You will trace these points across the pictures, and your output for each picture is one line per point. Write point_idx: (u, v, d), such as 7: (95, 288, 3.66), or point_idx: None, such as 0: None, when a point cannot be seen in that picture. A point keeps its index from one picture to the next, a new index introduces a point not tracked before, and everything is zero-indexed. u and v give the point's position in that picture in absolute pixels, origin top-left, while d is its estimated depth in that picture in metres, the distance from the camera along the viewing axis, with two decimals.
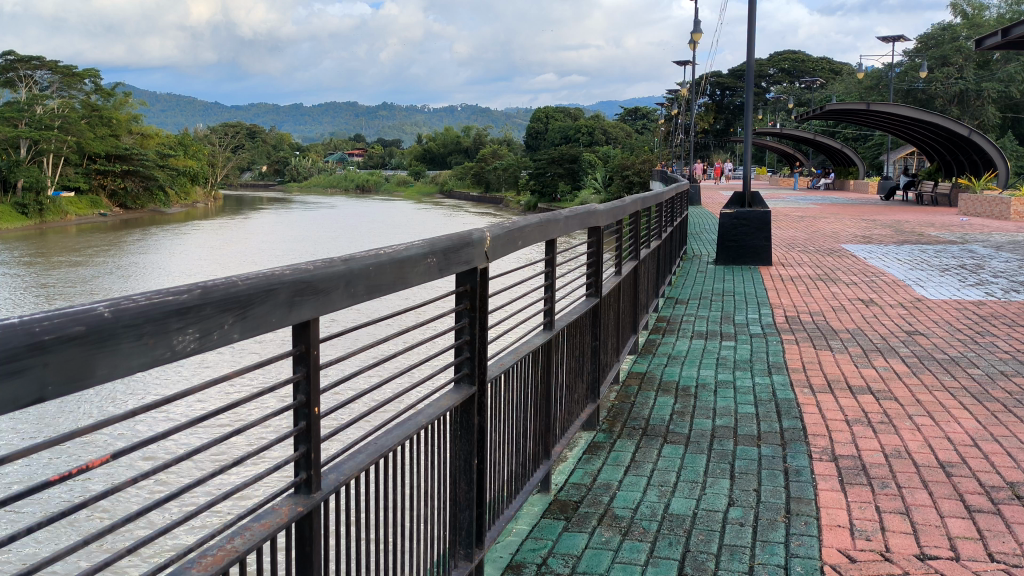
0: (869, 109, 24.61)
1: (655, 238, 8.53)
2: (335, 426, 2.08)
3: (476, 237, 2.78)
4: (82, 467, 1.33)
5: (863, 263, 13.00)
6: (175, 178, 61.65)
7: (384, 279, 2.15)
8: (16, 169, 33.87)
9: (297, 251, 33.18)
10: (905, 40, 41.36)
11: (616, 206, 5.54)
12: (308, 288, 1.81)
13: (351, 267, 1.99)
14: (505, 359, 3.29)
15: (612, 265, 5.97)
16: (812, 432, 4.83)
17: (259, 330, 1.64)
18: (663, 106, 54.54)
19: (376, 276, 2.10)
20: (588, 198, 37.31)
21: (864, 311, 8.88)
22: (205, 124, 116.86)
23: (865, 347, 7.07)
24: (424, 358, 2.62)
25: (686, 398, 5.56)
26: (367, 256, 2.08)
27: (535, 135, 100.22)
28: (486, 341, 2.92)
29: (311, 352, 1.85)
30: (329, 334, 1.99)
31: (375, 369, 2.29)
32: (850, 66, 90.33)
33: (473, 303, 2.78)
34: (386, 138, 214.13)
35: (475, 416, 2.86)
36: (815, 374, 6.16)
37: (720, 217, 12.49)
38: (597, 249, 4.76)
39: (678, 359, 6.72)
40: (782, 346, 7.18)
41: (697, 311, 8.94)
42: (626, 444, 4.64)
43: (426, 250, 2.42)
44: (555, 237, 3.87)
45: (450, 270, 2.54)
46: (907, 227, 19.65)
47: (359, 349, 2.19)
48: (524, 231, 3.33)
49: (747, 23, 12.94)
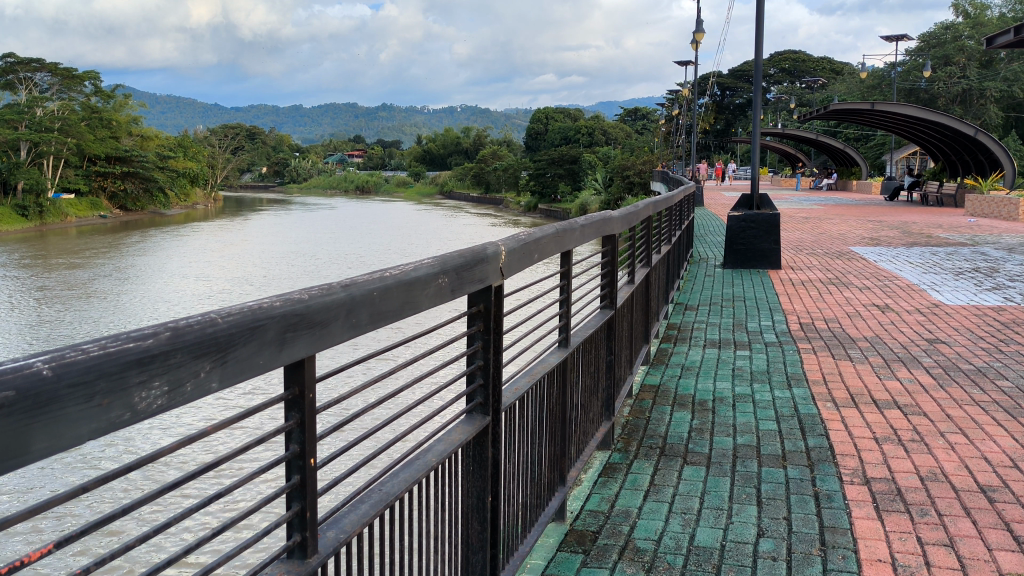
0: (874, 109, 24.29)
1: (665, 243, 8.30)
2: (333, 467, 1.85)
3: (490, 252, 2.51)
4: (12, 566, 1.06)
5: (874, 265, 12.75)
6: (174, 179, 61.44)
7: (391, 309, 1.89)
8: (16, 171, 33.75)
9: (296, 252, 33.00)
10: (908, 40, 41.06)
11: (629, 213, 5.29)
12: (302, 321, 1.53)
13: (356, 290, 1.74)
14: (520, 383, 3.04)
15: (624, 273, 5.71)
16: (840, 452, 4.58)
17: (250, 376, 1.39)
18: (663, 106, 54.18)
19: (386, 302, 1.86)
20: (590, 199, 37.07)
21: (880, 318, 8.63)
22: (205, 126, 116.42)
23: (886, 357, 6.80)
24: (431, 390, 2.36)
25: (704, 412, 5.31)
26: (370, 280, 1.80)
27: (534, 135, 99.87)
28: (500, 370, 2.67)
29: (310, 387, 1.60)
30: (328, 372, 1.72)
31: (387, 402, 2.04)
32: (852, 64, 89.89)
33: (486, 324, 2.52)
34: (386, 139, 214.00)
35: (489, 448, 2.61)
36: (837, 388, 5.89)
37: (727, 220, 12.22)
38: (611, 257, 4.50)
39: (692, 369, 6.46)
40: (799, 355, 6.93)
41: (708, 318, 8.68)
42: (643, 465, 4.39)
43: (437, 269, 2.16)
44: (571, 248, 3.59)
45: (462, 291, 2.28)
46: (914, 228, 19.39)
47: (363, 382, 1.93)
48: (541, 243, 3.07)
49: (755, 23, 12.69)
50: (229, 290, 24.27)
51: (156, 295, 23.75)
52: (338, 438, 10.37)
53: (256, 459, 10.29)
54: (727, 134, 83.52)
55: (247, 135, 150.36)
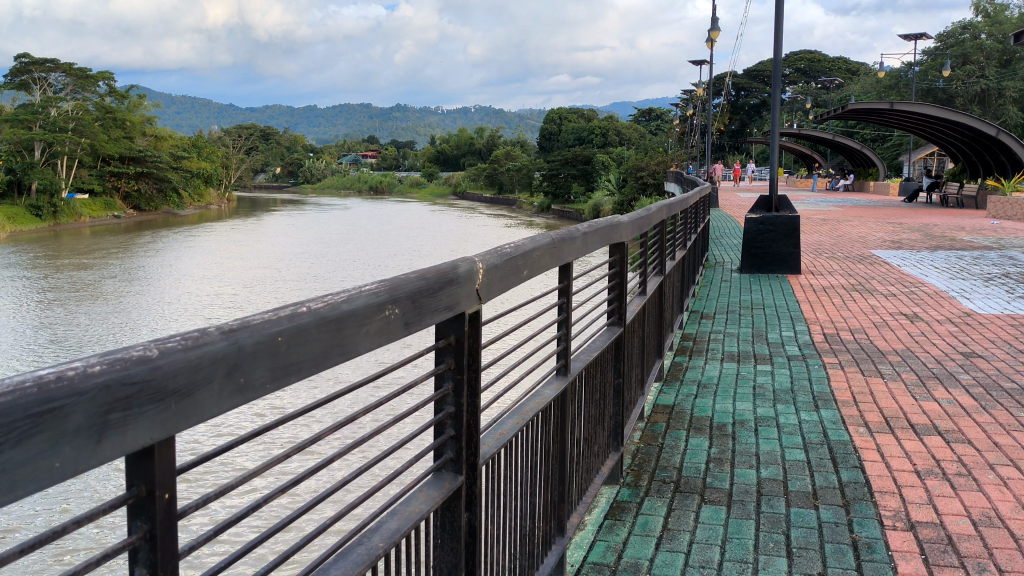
0: (892, 109, 23.44)
1: (680, 248, 7.78)
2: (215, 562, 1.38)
3: (463, 270, 2.02)
4: None
5: (897, 271, 12.18)
6: (188, 180, 60.87)
7: (305, 364, 1.38)
8: (31, 171, 33.46)
9: (309, 253, 32.52)
10: (927, 39, 40.25)
11: (641, 217, 4.78)
12: (141, 388, 1.03)
13: (259, 337, 1.26)
14: (507, 425, 2.51)
15: (636, 283, 5.20)
16: (878, 488, 4.05)
17: (47, 486, 0.91)
18: (677, 107, 53.59)
19: (306, 343, 1.37)
20: (603, 200, 36.39)
21: (909, 328, 8.08)
22: (220, 127, 115.53)
23: (921, 374, 6.25)
24: (372, 438, 1.87)
25: (724, 439, 4.78)
26: (271, 319, 1.29)
27: (548, 136, 99.31)
28: (477, 419, 2.16)
29: (176, 478, 1.12)
30: (197, 457, 1.20)
31: (294, 451, 1.58)
32: (866, 66, 88.69)
33: (458, 359, 2.03)
34: (399, 140, 213.64)
35: (462, 514, 2.10)
36: (871, 410, 5.34)
37: (745, 223, 11.65)
38: (620, 267, 4.01)
39: (710, 387, 5.94)
40: (825, 370, 6.41)
41: (725, 328, 8.14)
42: (655, 504, 3.86)
43: (385, 296, 1.64)
44: (570, 260, 3.07)
45: (421, 320, 1.77)
46: (935, 231, 18.79)
47: (248, 440, 1.41)
48: (531, 256, 2.55)
49: (775, 18, 12.17)
50: (238, 292, 23.77)
51: (163, 297, 23.20)
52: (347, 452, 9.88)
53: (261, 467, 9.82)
54: (741, 136, 83.10)
55: (261, 137, 149.97)
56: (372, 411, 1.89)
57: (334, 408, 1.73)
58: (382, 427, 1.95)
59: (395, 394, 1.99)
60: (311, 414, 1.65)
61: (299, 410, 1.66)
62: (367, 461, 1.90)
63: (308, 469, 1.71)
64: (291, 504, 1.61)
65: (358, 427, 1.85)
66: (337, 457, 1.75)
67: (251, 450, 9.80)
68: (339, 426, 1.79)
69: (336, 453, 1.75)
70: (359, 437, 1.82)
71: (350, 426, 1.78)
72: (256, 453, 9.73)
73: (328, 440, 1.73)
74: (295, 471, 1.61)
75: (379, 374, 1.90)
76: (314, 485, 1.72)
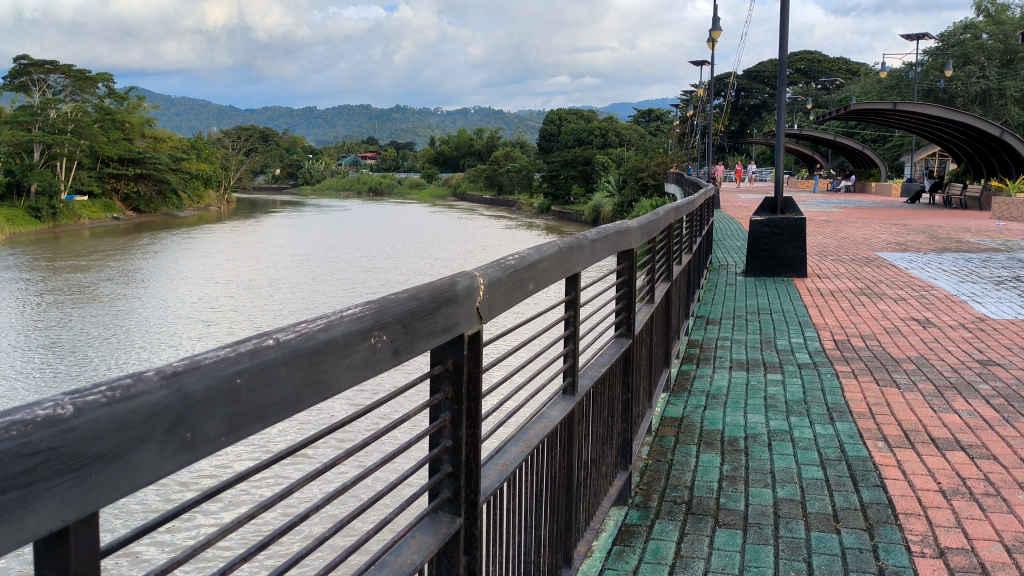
0: (895, 109, 23.12)
1: (686, 251, 7.56)
2: None
3: (462, 287, 1.79)
4: None
5: (904, 274, 11.96)
6: (188, 181, 60.53)
7: (278, 407, 1.16)
8: (30, 173, 33.14)
9: (309, 255, 32.19)
10: (928, 40, 39.98)
11: (650, 221, 4.56)
12: (34, 460, 0.80)
13: (217, 379, 1.04)
14: (509, 458, 2.28)
15: (645, 290, 4.97)
16: (902, 510, 3.82)
17: None
18: (676, 108, 53.33)
19: (274, 385, 1.15)
20: (603, 202, 36.12)
21: (924, 335, 7.83)
22: (220, 129, 114.95)
23: (937, 383, 6.02)
24: (350, 476, 1.64)
25: (736, 454, 4.55)
26: (223, 357, 1.06)
27: (547, 138, 99.15)
28: (477, 451, 1.92)
29: (97, 552, 0.89)
30: (118, 532, 0.97)
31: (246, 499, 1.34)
32: (867, 66, 88.39)
33: (455, 387, 1.81)
34: (399, 141, 213.57)
35: (460, 561, 1.87)
36: (889, 423, 5.11)
37: (750, 225, 11.44)
38: (628, 275, 3.79)
39: (720, 398, 5.71)
40: (839, 379, 6.18)
41: (733, 334, 7.92)
42: (667, 528, 3.64)
43: (372, 321, 1.41)
44: (578, 270, 2.83)
45: (413, 350, 1.55)
46: (940, 233, 18.57)
47: (195, 496, 1.18)
48: (537, 267, 2.31)
49: (781, 17, 11.97)
50: (235, 294, 23.46)
51: (162, 300, 22.86)
52: (347, 466, 9.71)
53: (260, 476, 9.65)
54: (741, 136, 82.80)
55: (261, 139, 149.63)
56: (355, 446, 1.68)
57: (304, 447, 1.51)
58: (368, 463, 1.71)
59: (384, 428, 1.76)
60: (283, 455, 1.45)
61: (275, 452, 1.42)
62: (343, 498, 1.69)
63: (275, 505, 1.50)
64: (246, 553, 1.40)
65: (331, 466, 1.64)
66: (306, 501, 1.52)
67: (247, 457, 9.59)
68: (316, 461, 1.55)
69: (304, 494, 1.52)
70: (337, 478, 1.61)
71: (324, 470, 1.56)
72: (249, 461, 9.48)
73: (295, 481, 1.52)
74: (252, 521, 1.42)
75: (364, 407, 1.68)
76: (283, 535, 1.53)
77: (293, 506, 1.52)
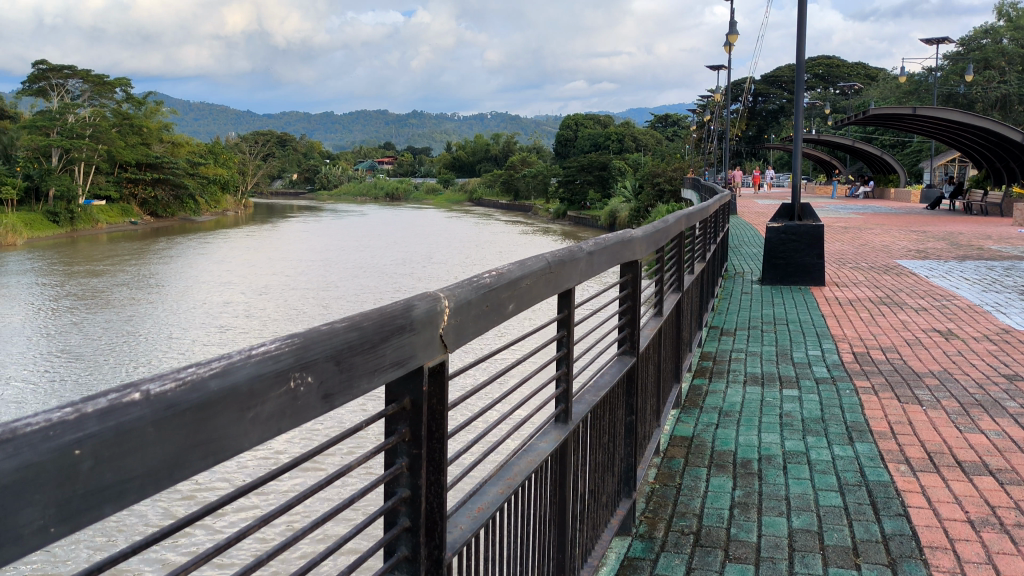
0: (915, 115, 22.67)
1: (698, 261, 7.27)
2: None
3: (421, 311, 1.54)
4: None
5: (926, 282, 11.62)
6: (206, 186, 60.51)
7: (156, 474, 0.93)
8: (48, 178, 33.10)
9: (324, 260, 32.02)
10: (948, 44, 39.51)
11: (657, 230, 4.29)
12: None
13: (42, 451, 0.79)
14: (486, 502, 2.02)
15: (652, 303, 4.68)
16: (927, 542, 3.53)
17: None
18: (692, 113, 52.95)
19: (142, 449, 0.90)
20: (620, 208, 35.74)
21: (946, 347, 7.51)
22: (238, 135, 114.93)
23: (963, 401, 5.70)
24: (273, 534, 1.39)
25: (749, 478, 4.27)
26: (43, 421, 0.80)
27: (564, 142, 98.83)
28: (442, 500, 1.65)
29: None
30: None
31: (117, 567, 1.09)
32: (885, 71, 87.76)
33: (414, 428, 1.55)
34: (416, 146, 213.78)
35: None
36: (911, 443, 4.82)
37: (766, 232, 11.13)
38: (632, 288, 3.51)
39: (732, 416, 5.42)
40: (858, 396, 5.88)
41: (748, 346, 7.63)
42: (672, 563, 3.37)
43: (292, 359, 1.15)
44: (571, 287, 2.57)
45: (349, 395, 1.29)
46: (962, 239, 18.16)
47: None
48: (517, 286, 2.05)
49: (798, 20, 11.67)
50: (248, 300, 23.15)
51: (177, 305, 22.71)
52: (354, 474, 9.46)
53: (266, 485, 9.40)
54: (759, 141, 82.24)
55: (279, 143, 149.87)
56: (277, 501, 1.44)
57: (213, 504, 1.26)
58: (291, 512, 1.47)
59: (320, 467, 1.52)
60: (179, 522, 1.21)
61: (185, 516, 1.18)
62: (271, 554, 1.44)
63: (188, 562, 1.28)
64: None
65: (253, 520, 1.41)
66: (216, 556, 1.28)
67: (252, 468, 9.31)
68: (236, 508, 1.31)
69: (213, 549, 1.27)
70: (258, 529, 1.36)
71: (233, 527, 1.31)
72: (252, 472, 9.20)
73: (211, 534, 1.29)
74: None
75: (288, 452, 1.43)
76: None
77: (209, 557, 1.28)
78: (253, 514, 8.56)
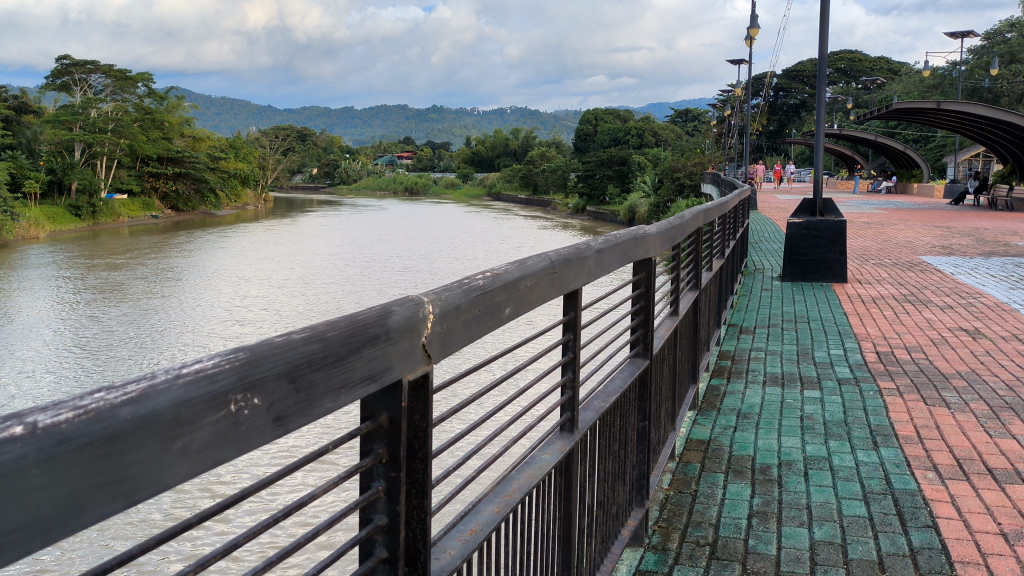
0: (939, 108, 22.31)
1: (716, 257, 7.07)
2: None
3: (399, 315, 1.37)
4: None
5: (951, 280, 11.37)
6: (226, 180, 60.66)
7: (52, 514, 0.78)
8: (71, 171, 33.18)
9: (344, 254, 31.94)
10: (972, 37, 38.95)
11: (671, 224, 4.11)
12: None
13: None
14: (478, 522, 1.85)
15: (666, 302, 4.49)
16: (958, 557, 3.34)
17: None
18: (712, 109, 52.50)
19: (26, 490, 0.75)
20: (639, 203, 35.45)
21: (972, 347, 7.29)
22: (259, 130, 115.21)
23: (992, 403, 5.49)
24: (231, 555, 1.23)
25: (768, 485, 4.09)
26: None
27: (584, 137, 98.52)
28: (426, 521, 1.48)
29: None
30: None
31: None
32: (909, 64, 86.89)
33: (392, 449, 1.39)
34: (435, 141, 213.80)
35: None
36: (938, 449, 4.61)
37: (787, 227, 10.90)
38: (645, 286, 3.33)
39: (751, 418, 5.23)
40: (882, 398, 5.67)
41: (767, 344, 7.43)
42: None
43: (232, 379, 0.99)
44: (577, 289, 2.39)
45: (304, 414, 1.12)
46: (988, 235, 17.83)
47: None
48: (514, 287, 1.87)
49: (821, 10, 11.43)
50: (267, 294, 23.00)
51: (197, 298, 22.68)
52: None
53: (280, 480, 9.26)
54: (780, 136, 81.60)
55: (299, 139, 150.24)
56: (245, 517, 1.28)
57: (176, 526, 1.13)
58: (259, 530, 1.31)
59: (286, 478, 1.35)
60: (132, 548, 1.06)
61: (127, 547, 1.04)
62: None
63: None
64: None
65: (221, 544, 1.25)
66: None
67: (266, 463, 9.18)
68: (186, 532, 1.15)
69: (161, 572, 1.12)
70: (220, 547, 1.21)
71: (188, 547, 1.16)
72: (267, 467, 9.07)
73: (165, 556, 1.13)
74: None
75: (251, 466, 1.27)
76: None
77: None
78: (263, 512, 8.37)
